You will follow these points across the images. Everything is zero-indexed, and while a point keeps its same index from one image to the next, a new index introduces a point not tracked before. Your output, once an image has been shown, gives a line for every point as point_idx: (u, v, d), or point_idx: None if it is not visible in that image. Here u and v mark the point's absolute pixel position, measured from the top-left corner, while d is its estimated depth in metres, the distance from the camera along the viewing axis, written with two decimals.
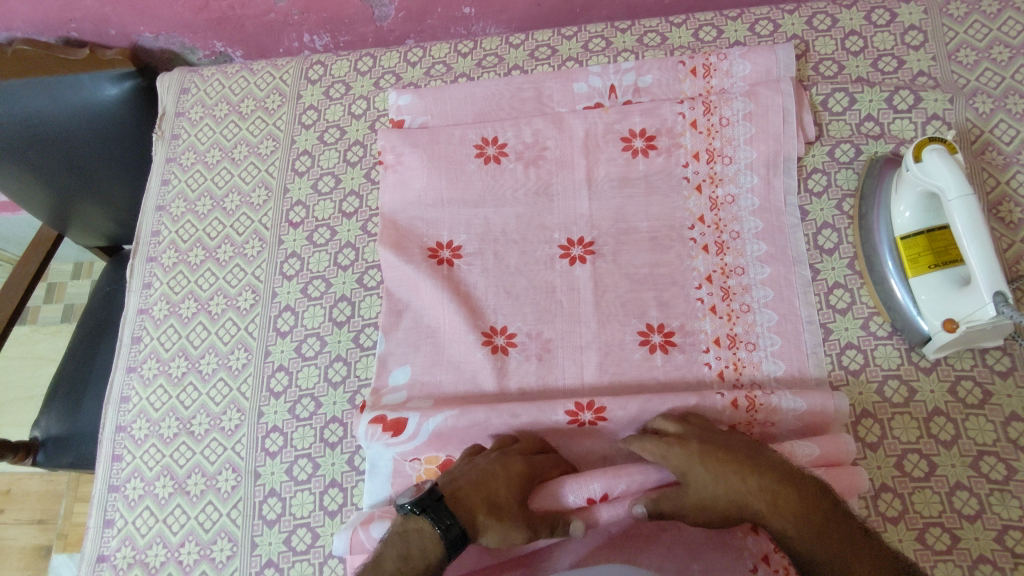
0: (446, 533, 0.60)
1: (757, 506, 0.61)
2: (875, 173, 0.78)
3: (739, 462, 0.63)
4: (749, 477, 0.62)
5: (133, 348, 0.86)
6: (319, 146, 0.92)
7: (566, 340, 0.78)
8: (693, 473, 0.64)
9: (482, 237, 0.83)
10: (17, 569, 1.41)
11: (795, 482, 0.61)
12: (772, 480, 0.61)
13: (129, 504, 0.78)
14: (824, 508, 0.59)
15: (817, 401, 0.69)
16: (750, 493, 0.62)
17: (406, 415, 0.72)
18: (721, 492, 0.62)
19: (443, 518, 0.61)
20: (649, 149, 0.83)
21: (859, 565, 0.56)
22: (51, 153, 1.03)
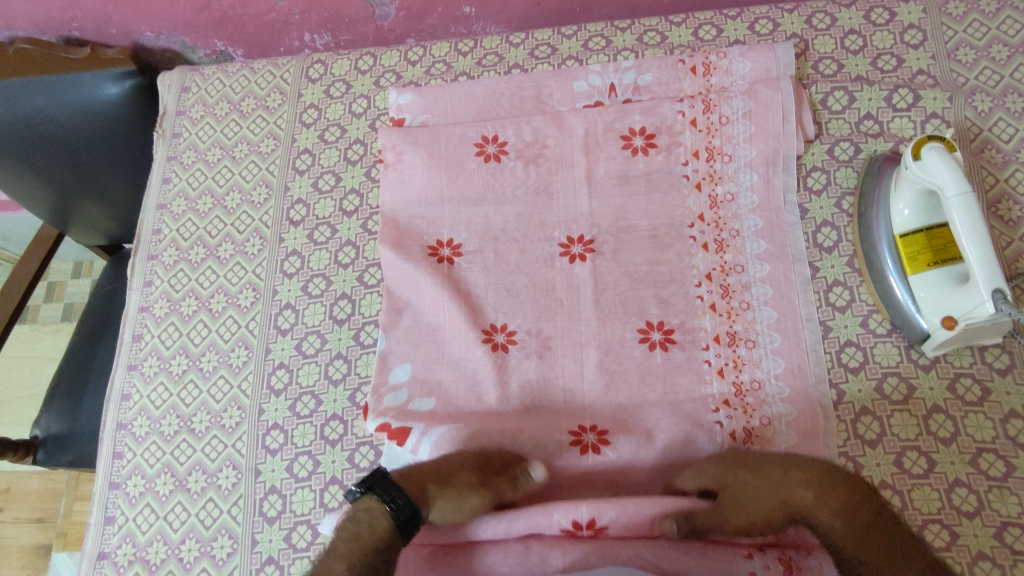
0: (394, 507, 0.62)
1: (805, 497, 0.61)
2: (875, 172, 0.78)
3: (782, 462, 0.64)
4: (793, 471, 0.63)
5: (134, 346, 0.86)
6: (319, 145, 0.93)
7: (566, 338, 0.78)
8: (733, 477, 0.65)
9: (482, 235, 0.83)
10: (16, 568, 1.41)
11: (841, 478, 0.62)
12: (819, 475, 0.62)
13: (130, 501, 0.78)
14: (872, 507, 0.60)
15: (806, 409, 0.71)
16: (795, 486, 0.62)
17: (412, 425, 0.73)
18: (763, 488, 0.63)
19: (390, 492, 0.63)
20: (648, 148, 0.83)
21: (908, 566, 0.56)
22: (51, 153, 1.03)
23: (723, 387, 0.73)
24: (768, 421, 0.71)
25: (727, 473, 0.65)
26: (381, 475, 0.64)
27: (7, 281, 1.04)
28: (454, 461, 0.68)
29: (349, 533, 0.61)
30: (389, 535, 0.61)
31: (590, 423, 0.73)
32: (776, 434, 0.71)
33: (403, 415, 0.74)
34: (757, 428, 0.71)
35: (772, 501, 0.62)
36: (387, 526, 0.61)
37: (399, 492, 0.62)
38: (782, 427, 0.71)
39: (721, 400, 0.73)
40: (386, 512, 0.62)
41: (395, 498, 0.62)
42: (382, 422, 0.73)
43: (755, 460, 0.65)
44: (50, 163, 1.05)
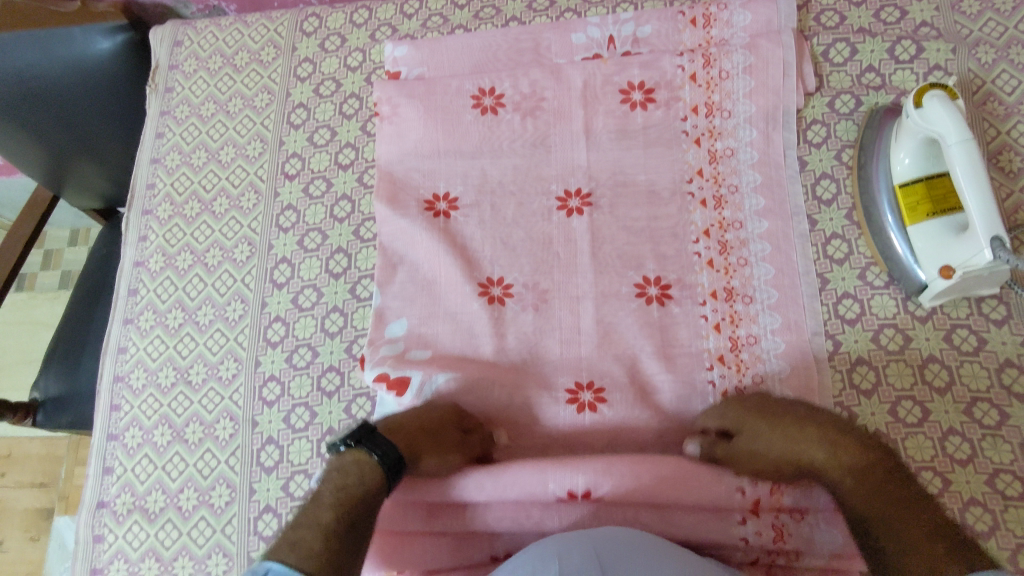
0: (385, 460, 0.62)
1: (816, 455, 0.62)
2: (875, 124, 0.77)
3: (797, 417, 0.64)
4: (806, 427, 0.63)
5: (130, 301, 0.86)
6: (314, 99, 0.91)
7: (562, 291, 0.78)
8: (750, 426, 0.65)
9: (478, 189, 0.83)
10: (18, 530, 1.42)
11: (855, 436, 0.62)
12: (831, 431, 0.62)
13: (128, 452, 0.78)
14: (887, 466, 0.60)
15: (799, 365, 0.71)
16: (809, 445, 0.62)
17: (409, 372, 0.73)
18: (776, 440, 0.63)
19: (382, 446, 0.62)
20: (647, 102, 0.83)
21: (912, 529, 0.55)
22: (43, 112, 1.01)
23: (719, 342, 0.73)
24: (761, 379, 0.71)
25: (745, 420, 0.66)
26: (372, 428, 0.64)
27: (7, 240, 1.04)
28: (431, 416, 0.67)
29: (335, 483, 0.61)
30: (380, 485, 0.62)
31: (587, 380, 0.73)
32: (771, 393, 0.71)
33: (399, 362, 0.74)
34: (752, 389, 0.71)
35: (782, 454, 0.63)
36: (378, 478, 0.61)
37: (391, 447, 0.62)
38: (776, 382, 0.71)
39: (716, 356, 0.73)
40: (375, 465, 0.62)
41: (386, 451, 0.62)
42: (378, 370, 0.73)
43: (772, 412, 0.65)
44: (43, 121, 1.02)
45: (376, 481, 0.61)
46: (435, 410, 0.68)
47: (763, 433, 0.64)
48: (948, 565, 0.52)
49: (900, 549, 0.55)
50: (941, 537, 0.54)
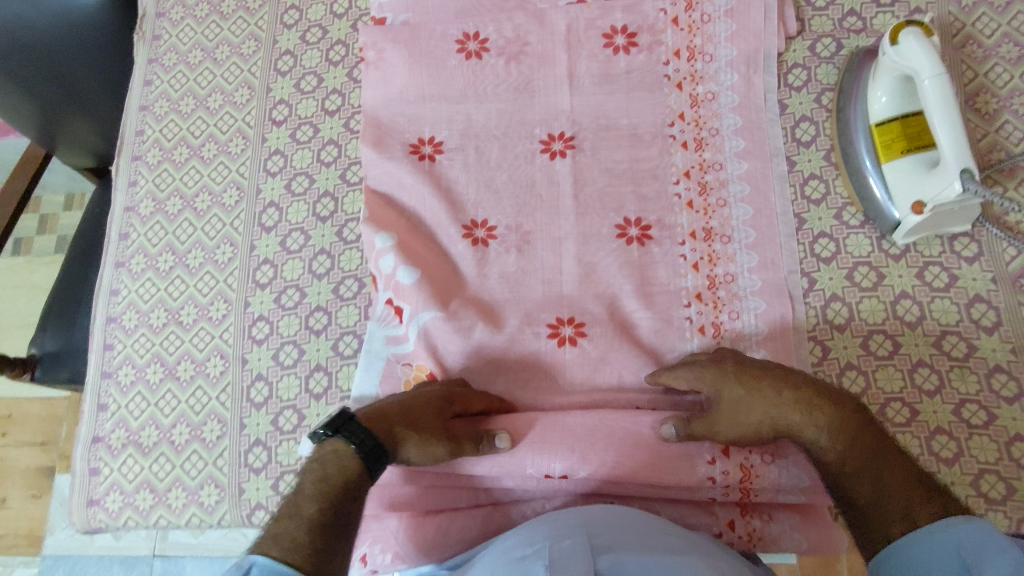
0: (362, 448, 0.61)
1: (793, 419, 0.61)
2: (855, 66, 0.78)
3: (775, 376, 0.63)
4: (784, 390, 0.62)
5: (120, 245, 0.87)
6: (301, 46, 0.91)
7: (544, 232, 0.79)
8: (727, 392, 0.64)
9: (463, 133, 0.84)
10: (19, 488, 1.40)
11: (829, 395, 0.61)
12: (808, 392, 0.61)
13: (122, 389, 0.80)
14: (861, 419, 0.60)
15: (775, 304, 0.73)
16: (786, 408, 0.61)
17: (405, 304, 0.75)
18: (757, 407, 0.62)
19: (360, 435, 0.61)
20: (630, 47, 0.83)
21: (889, 475, 0.57)
22: (33, 67, 0.94)
23: (697, 280, 0.75)
24: (737, 314, 0.73)
25: (722, 386, 0.64)
26: (347, 416, 0.62)
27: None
28: (418, 401, 0.66)
29: (316, 475, 0.59)
30: (360, 475, 0.60)
31: (568, 315, 0.75)
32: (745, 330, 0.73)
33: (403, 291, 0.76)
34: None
35: (763, 420, 0.62)
36: (357, 467, 0.60)
37: (367, 435, 0.61)
38: (751, 317, 0.73)
39: (694, 293, 0.75)
40: (354, 454, 0.60)
41: (364, 441, 0.61)
42: (384, 294, 0.76)
43: (752, 372, 0.64)
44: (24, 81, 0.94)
45: (358, 472, 0.60)
46: (424, 394, 0.67)
47: (738, 398, 0.63)
48: (924, 506, 0.55)
49: (878, 497, 0.57)
50: (919, 481, 0.56)
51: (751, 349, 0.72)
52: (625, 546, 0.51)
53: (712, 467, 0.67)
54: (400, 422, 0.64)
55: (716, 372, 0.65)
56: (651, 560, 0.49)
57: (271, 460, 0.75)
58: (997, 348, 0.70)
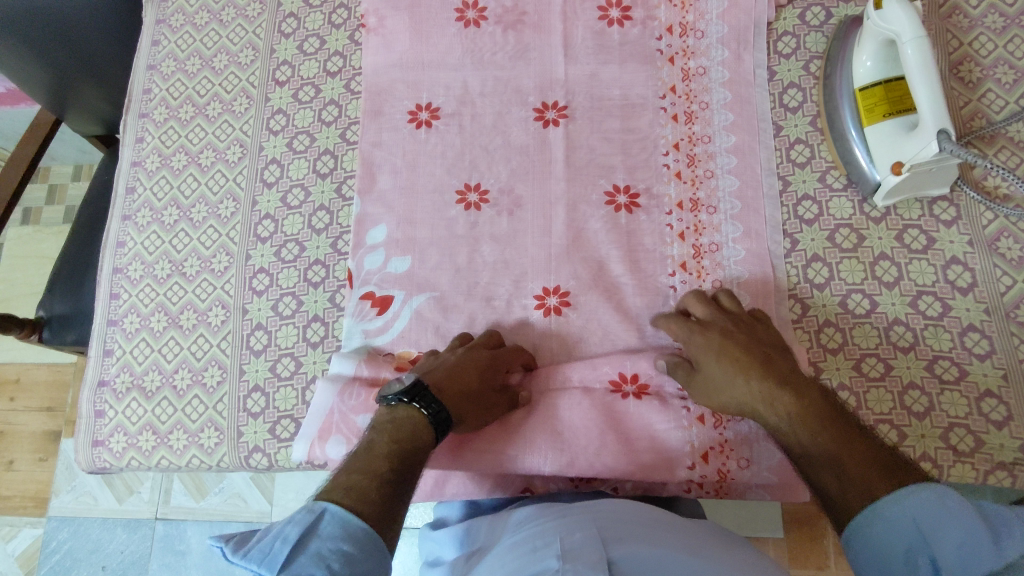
0: (436, 418, 0.64)
1: (758, 408, 0.63)
2: (842, 34, 0.80)
3: (745, 360, 0.64)
4: (751, 377, 0.63)
5: (127, 199, 0.90)
6: (304, 9, 0.93)
7: (536, 196, 0.81)
8: (707, 363, 0.67)
9: (459, 99, 0.85)
10: (27, 452, 1.43)
11: (797, 388, 0.61)
12: (772, 384, 0.62)
13: (127, 335, 0.83)
14: (819, 411, 0.59)
15: (758, 272, 0.75)
16: (752, 397, 0.63)
17: (393, 294, 0.79)
18: (727, 388, 0.65)
19: (433, 404, 0.64)
20: (624, 20, 0.85)
21: (850, 461, 0.55)
22: (46, 35, 0.96)
23: (683, 250, 0.77)
24: (720, 285, 0.75)
25: (703, 355, 0.67)
26: (424, 385, 0.65)
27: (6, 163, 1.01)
28: (467, 363, 0.69)
29: (388, 436, 0.61)
30: (429, 438, 0.63)
31: (554, 285, 0.77)
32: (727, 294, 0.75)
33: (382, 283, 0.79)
34: (730, 419, 0.71)
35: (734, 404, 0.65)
36: (428, 430, 0.63)
37: (441, 404, 0.64)
38: (733, 285, 0.75)
39: (679, 263, 0.77)
40: (427, 420, 0.63)
41: (439, 411, 0.64)
42: (361, 290, 0.79)
43: (733, 349, 0.66)
44: (40, 48, 0.96)
45: (428, 437, 0.63)
46: (473, 357, 0.70)
47: (716, 376, 0.66)
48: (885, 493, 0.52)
49: (838, 485, 0.54)
50: (879, 465, 0.54)
51: None
52: (635, 536, 0.54)
53: (693, 471, 0.70)
54: (455, 389, 0.67)
55: (701, 338, 0.68)
56: (658, 552, 0.52)
57: (269, 405, 0.78)
58: (971, 308, 0.72)
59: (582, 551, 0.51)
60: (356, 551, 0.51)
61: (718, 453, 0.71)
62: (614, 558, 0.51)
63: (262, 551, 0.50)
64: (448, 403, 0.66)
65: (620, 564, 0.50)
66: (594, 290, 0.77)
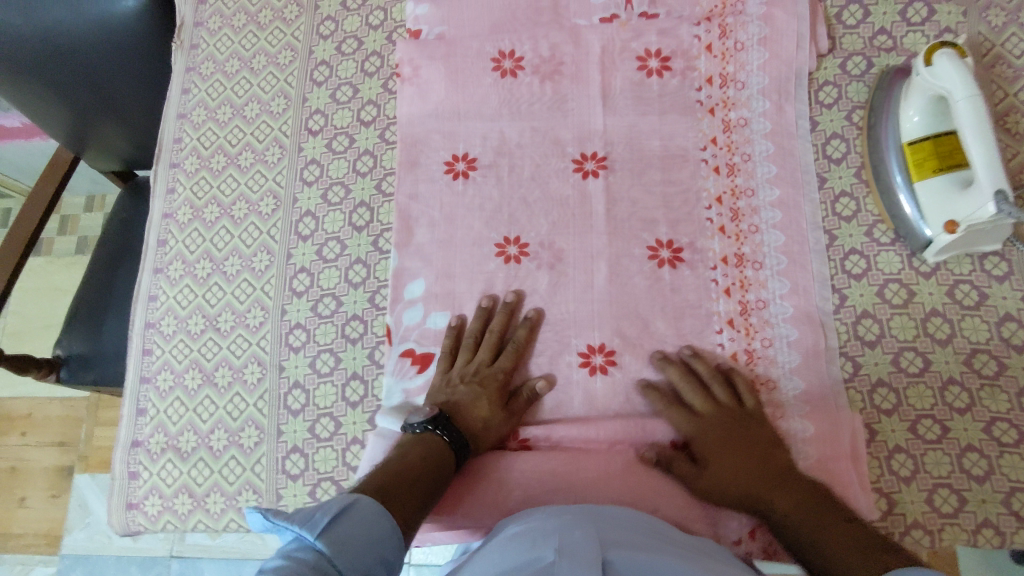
0: (454, 443, 0.67)
1: (755, 500, 0.65)
2: (886, 84, 0.79)
3: (744, 454, 0.67)
4: (744, 471, 0.66)
5: (159, 251, 0.88)
6: (336, 57, 0.93)
7: (578, 249, 0.80)
8: (705, 455, 0.69)
9: (497, 150, 0.84)
10: (41, 489, 1.40)
11: (790, 483, 0.64)
12: (771, 473, 0.65)
13: (160, 394, 0.82)
14: (808, 501, 0.63)
15: (808, 333, 0.74)
16: (748, 491, 0.65)
17: (434, 349, 0.78)
18: (725, 479, 0.67)
19: (453, 432, 0.68)
20: (663, 70, 0.84)
21: (840, 553, 0.58)
22: (76, 76, 0.93)
23: (730, 306, 0.76)
24: (770, 342, 0.74)
25: (704, 446, 0.69)
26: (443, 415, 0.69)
27: (26, 203, 0.99)
28: (474, 393, 0.72)
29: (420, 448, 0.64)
30: (451, 461, 0.66)
31: (599, 343, 0.76)
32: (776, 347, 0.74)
33: (421, 338, 0.78)
34: None
35: (732, 497, 0.66)
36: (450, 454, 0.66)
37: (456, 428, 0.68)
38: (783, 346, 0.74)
39: (726, 319, 0.76)
40: (446, 444, 0.66)
41: (456, 438, 0.68)
42: (400, 347, 0.78)
43: (730, 438, 0.68)
44: (63, 86, 0.94)
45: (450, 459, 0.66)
46: (474, 381, 0.72)
47: (715, 471, 0.67)
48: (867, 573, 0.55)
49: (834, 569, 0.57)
50: (860, 546, 0.57)
51: (783, 377, 0.73)
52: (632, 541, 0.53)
53: (738, 547, 0.69)
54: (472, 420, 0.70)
55: (701, 433, 0.69)
56: (654, 561, 0.51)
57: (308, 467, 0.76)
58: None
59: (580, 548, 0.50)
60: (382, 534, 0.50)
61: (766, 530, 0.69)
62: (610, 558, 0.50)
63: (303, 515, 0.48)
64: (465, 431, 0.69)
65: (617, 567, 0.49)
66: (639, 350, 0.75)
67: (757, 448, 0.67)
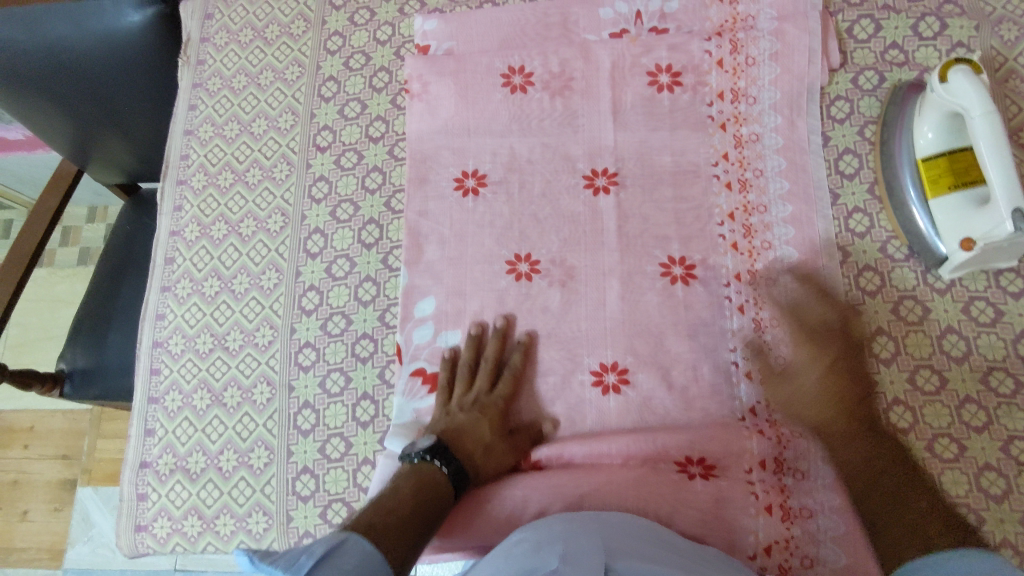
0: (453, 473, 0.65)
1: (832, 438, 0.66)
2: (899, 100, 0.78)
3: (831, 373, 0.67)
4: (829, 400, 0.66)
5: (167, 269, 0.88)
6: (344, 73, 0.92)
7: (589, 267, 0.79)
8: (801, 364, 0.69)
9: (507, 167, 0.84)
10: (43, 503, 1.39)
11: (874, 433, 0.65)
12: (860, 415, 0.66)
13: (169, 414, 0.81)
14: (891, 455, 0.64)
15: None
16: (830, 424, 0.66)
17: None
18: (812, 399, 0.67)
19: (453, 462, 0.66)
20: (674, 86, 0.83)
21: (910, 520, 0.59)
22: (78, 88, 0.92)
23: (743, 323, 0.75)
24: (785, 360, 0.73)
25: (800, 353, 0.70)
26: (441, 444, 0.67)
27: (30, 215, 0.99)
28: (476, 422, 0.71)
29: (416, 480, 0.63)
30: (449, 495, 0.64)
31: (611, 362, 0.75)
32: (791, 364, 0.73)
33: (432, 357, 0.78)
34: (798, 512, 0.66)
35: (812, 414, 0.67)
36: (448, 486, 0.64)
37: (455, 459, 0.66)
38: None
39: (740, 336, 0.75)
40: (446, 475, 0.65)
41: (456, 468, 0.66)
42: (411, 367, 0.77)
43: (830, 351, 0.68)
44: (66, 98, 0.94)
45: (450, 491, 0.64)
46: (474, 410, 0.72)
47: (807, 384, 0.68)
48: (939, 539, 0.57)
49: (903, 533, 0.59)
50: (944, 515, 0.59)
51: None
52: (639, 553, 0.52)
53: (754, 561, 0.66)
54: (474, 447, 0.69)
55: (803, 347, 0.70)
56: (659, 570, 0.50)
57: (319, 488, 0.75)
58: None
59: (583, 556, 0.49)
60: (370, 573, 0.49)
61: (782, 548, 0.65)
62: (615, 566, 0.49)
63: (289, 558, 0.47)
64: (464, 458, 0.68)
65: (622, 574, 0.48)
66: (652, 369, 0.75)
67: (850, 376, 0.67)
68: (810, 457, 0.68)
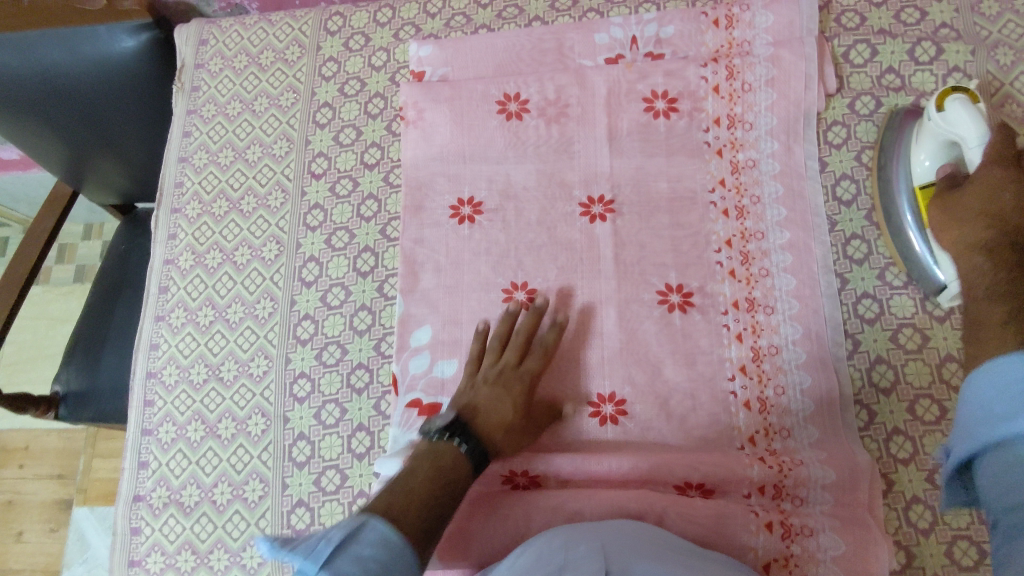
0: (474, 453, 0.64)
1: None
2: (896, 125, 0.78)
3: None
4: None
5: (160, 298, 0.87)
6: (340, 99, 0.92)
7: (586, 295, 0.78)
8: None
9: (502, 194, 0.83)
10: (37, 523, 1.38)
11: None
12: None
13: (163, 447, 0.80)
14: None
15: (821, 377, 0.72)
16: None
17: (442, 400, 0.75)
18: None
19: (472, 440, 0.64)
20: (670, 111, 0.83)
21: None
22: (73, 113, 0.92)
23: (741, 352, 0.75)
24: (783, 390, 0.73)
25: None
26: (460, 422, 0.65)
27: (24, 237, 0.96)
28: (500, 399, 0.69)
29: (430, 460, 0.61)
30: (468, 475, 0.63)
31: (609, 393, 0.75)
32: (789, 392, 0.73)
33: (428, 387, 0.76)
34: (800, 531, 0.66)
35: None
36: (467, 465, 0.63)
37: (475, 439, 0.64)
38: (795, 390, 0.73)
39: (738, 365, 0.74)
40: (464, 455, 0.63)
41: (476, 447, 0.64)
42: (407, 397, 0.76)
43: None
44: (62, 125, 0.94)
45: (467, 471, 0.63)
46: (501, 384, 0.70)
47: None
48: None
49: None
50: None
51: (798, 425, 0.71)
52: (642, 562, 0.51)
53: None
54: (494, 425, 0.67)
55: None
56: None
57: (314, 521, 0.74)
58: None
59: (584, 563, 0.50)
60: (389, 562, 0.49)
61: (781, 566, 0.65)
62: None
63: (309, 546, 0.48)
64: (483, 434, 0.66)
65: None
66: (650, 399, 0.74)
67: None
68: (811, 484, 0.68)
